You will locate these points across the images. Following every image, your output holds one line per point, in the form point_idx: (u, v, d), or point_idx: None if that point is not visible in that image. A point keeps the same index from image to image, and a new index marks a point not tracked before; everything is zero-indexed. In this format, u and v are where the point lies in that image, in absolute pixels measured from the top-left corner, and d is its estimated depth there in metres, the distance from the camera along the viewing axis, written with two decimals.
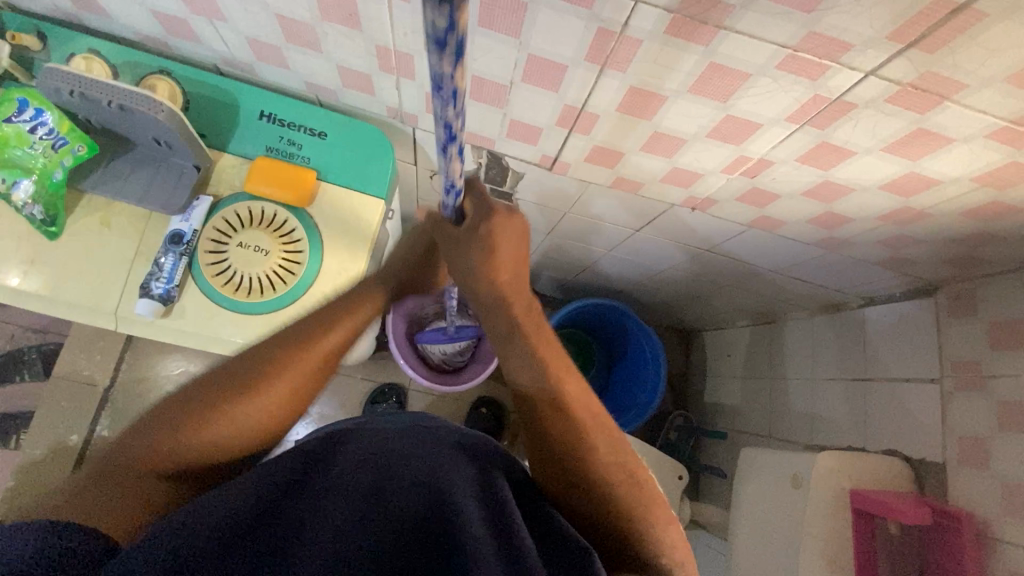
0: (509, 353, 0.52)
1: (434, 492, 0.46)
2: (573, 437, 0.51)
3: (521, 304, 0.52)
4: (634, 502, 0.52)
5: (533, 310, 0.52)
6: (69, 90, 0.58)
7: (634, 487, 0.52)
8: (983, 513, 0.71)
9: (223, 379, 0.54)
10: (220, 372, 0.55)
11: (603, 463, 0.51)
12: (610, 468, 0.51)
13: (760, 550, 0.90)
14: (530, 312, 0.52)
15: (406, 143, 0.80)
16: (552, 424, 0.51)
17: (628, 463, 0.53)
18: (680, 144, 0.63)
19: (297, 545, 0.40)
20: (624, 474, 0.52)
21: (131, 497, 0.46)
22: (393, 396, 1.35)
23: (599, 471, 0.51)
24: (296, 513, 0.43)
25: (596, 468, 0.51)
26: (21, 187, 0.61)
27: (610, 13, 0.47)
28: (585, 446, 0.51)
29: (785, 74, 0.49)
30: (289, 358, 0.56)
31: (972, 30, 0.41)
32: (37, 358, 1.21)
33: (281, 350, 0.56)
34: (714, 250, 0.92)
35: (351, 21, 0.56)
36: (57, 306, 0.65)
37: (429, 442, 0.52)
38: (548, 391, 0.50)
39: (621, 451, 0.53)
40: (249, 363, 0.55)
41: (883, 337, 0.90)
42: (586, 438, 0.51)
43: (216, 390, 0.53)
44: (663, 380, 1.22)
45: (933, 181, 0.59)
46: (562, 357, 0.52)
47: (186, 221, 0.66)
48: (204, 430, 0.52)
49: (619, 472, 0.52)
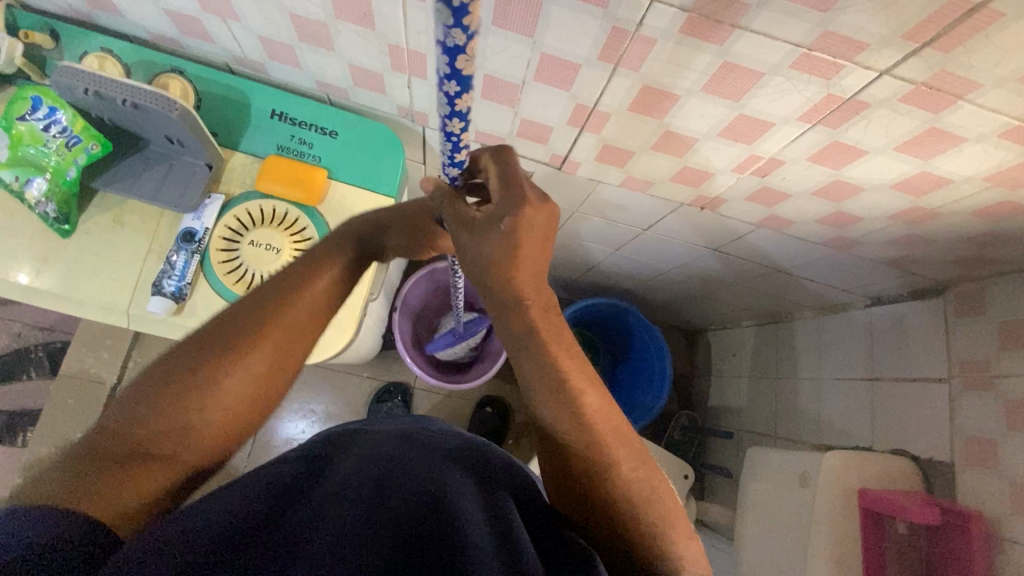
0: (526, 364, 0.49)
1: (435, 498, 0.45)
2: (590, 451, 0.49)
3: (539, 303, 0.49)
4: (657, 513, 0.50)
5: (552, 311, 0.50)
6: (84, 88, 0.58)
7: (657, 499, 0.50)
8: (993, 513, 0.71)
9: (200, 347, 0.49)
10: (191, 341, 0.50)
11: (624, 477, 0.49)
12: (633, 481, 0.50)
13: (767, 550, 0.90)
14: (548, 308, 0.49)
15: (415, 142, 0.81)
16: (571, 437, 0.50)
17: (653, 476, 0.51)
18: (692, 143, 0.63)
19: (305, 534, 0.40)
20: (647, 486, 0.50)
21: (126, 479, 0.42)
22: (398, 395, 1.35)
23: (619, 484, 0.49)
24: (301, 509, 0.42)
25: (618, 481, 0.49)
26: (35, 184, 0.61)
27: (625, 12, 0.47)
28: (604, 459, 0.49)
29: (798, 73, 0.49)
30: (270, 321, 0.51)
31: (988, 29, 0.41)
32: (45, 355, 1.22)
33: (267, 313, 0.51)
34: (722, 249, 0.92)
35: (364, 20, 0.56)
36: (69, 304, 0.65)
37: (426, 450, 0.52)
38: (565, 395, 0.48)
39: (642, 463, 0.51)
40: (228, 329, 0.50)
41: (890, 336, 0.90)
42: (608, 452, 0.49)
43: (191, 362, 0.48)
44: (669, 379, 1.22)
45: (945, 180, 0.59)
46: (583, 367, 0.50)
47: (197, 219, 0.67)
48: (191, 397, 0.47)
49: (642, 485, 0.50)
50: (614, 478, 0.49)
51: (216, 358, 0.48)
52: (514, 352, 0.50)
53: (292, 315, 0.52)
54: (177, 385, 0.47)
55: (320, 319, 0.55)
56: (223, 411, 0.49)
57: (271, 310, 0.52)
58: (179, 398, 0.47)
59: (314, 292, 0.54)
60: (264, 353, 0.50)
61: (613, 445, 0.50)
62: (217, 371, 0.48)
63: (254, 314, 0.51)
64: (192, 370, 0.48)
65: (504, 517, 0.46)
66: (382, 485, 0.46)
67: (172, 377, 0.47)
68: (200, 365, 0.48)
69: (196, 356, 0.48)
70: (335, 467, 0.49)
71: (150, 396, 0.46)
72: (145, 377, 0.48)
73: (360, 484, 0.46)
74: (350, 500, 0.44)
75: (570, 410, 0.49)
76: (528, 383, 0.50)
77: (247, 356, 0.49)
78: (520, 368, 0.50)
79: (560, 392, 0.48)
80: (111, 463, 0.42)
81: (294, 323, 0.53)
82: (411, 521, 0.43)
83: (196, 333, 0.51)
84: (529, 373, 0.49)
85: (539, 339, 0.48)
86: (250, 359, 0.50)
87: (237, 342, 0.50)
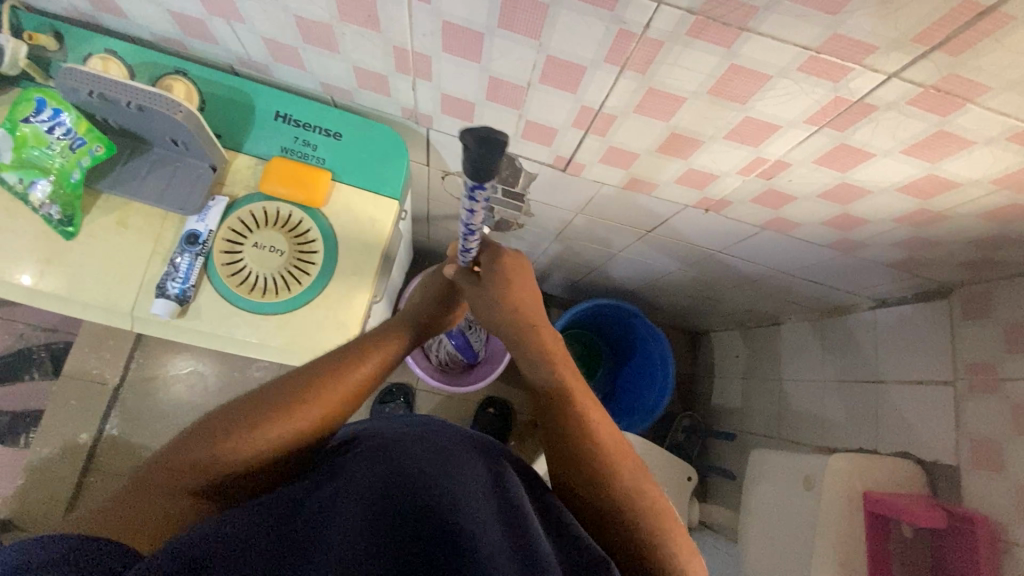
0: (535, 371, 0.57)
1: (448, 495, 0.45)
2: (591, 453, 0.53)
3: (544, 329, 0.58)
4: (658, 525, 0.51)
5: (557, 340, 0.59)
6: (88, 90, 0.58)
7: (658, 513, 0.52)
8: (998, 517, 0.71)
9: (260, 402, 0.52)
10: (254, 395, 0.53)
11: (624, 484, 0.52)
12: (633, 489, 0.52)
13: (770, 552, 0.90)
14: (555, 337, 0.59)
15: (419, 144, 0.80)
16: (573, 442, 0.54)
17: (649, 489, 0.53)
18: (698, 145, 0.63)
19: (318, 541, 0.40)
20: (646, 498, 0.52)
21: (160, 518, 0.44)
22: (401, 396, 1.35)
23: (621, 490, 0.52)
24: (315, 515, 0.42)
25: (619, 486, 0.52)
26: (38, 187, 0.61)
27: (632, 15, 0.46)
28: (606, 462, 0.53)
29: (806, 75, 0.49)
30: (323, 380, 0.54)
31: (998, 32, 0.41)
32: (48, 356, 1.22)
33: (323, 376, 0.54)
34: (726, 251, 0.92)
35: (370, 22, 0.56)
36: (71, 306, 0.65)
37: (439, 446, 0.51)
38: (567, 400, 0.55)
39: (639, 476, 0.53)
40: (286, 385, 0.53)
41: (895, 337, 0.90)
42: (609, 457, 0.53)
43: (245, 416, 0.51)
44: (672, 381, 1.22)
45: (952, 183, 0.59)
46: (582, 385, 0.57)
47: (201, 221, 0.66)
48: (236, 450, 0.49)
49: (643, 495, 0.52)
50: (614, 482, 0.52)
51: (270, 413, 0.51)
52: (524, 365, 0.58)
53: (344, 385, 0.55)
54: (229, 434, 0.49)
55: (364, 393, 0.57)
56: (260, 465, 0.50)
57: (325, 376, 0.54)
58: (224, 446, 0.49)
59: (366, 366, 0.57)
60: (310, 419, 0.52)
61: (614, 452, 0.54)
62: (268, 427, 0.50)
63: (309, 375, 0.54)
64: (249, 421, 0.50)
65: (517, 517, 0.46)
66: (394, 482, 0.46)
67: (227, 426, 0.50)
68: (254, 418, 0.50)
69: (253, 410, 0.51)
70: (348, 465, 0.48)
71: (200, 445, 0.49)
72: (204, 421, 0.51)
73: (373, 485, 0.45)
74: (364, 504, 0.43)
75: (571, 413, 0.54)
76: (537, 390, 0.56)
77: (298, 415, 0.51)
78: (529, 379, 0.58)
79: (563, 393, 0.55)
80: (151, 498, 0.44)
81: (344, 392, 0.55)
82: (426, 519, 0.43)
83: (257, 389, 0.54)
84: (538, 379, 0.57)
85: (544, 352, 0.57)
86: (299, 418, 0.52)
87: (292, 399, 0.52)
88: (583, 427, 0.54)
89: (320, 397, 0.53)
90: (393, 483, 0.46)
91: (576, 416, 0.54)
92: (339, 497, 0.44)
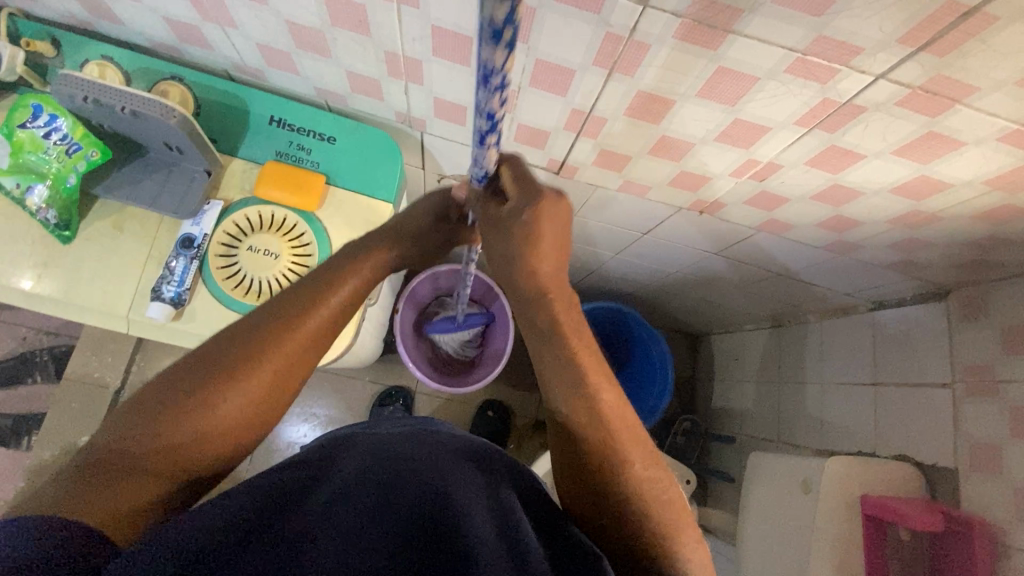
0: (546, 363, 0.52)
1: (442, 495, 0.45)
2: (603, 444, 0.51)
3: (562, 299, 0.52)
4: (665, 519, 0.50)
5: (573, 309, 0.53)
6: (83, 96, 0.59)
7: (666, 504, 0.50)
8: (995, 520, 0.71)
9: (207, 364, 0.50)
10: (201, 355, 0.51)
11: (635, 475, 0.50)
12: (644, 481, 0.51)
13: (768, 556, 0.89)
14: (568, 308, 0.52)
15: (413, 147, 0.81)
16: (584, 429, 0.51)
17: (663, 478, 0.52)
18: (689, 148, 0.63)
19: (310, 543, 0.39)
20: (658, 489, 0.51)
21: (115, 493, 0.43)
22: (400, 399, 1.35)
23: (630, 484, 0.50)
24: (308, 514, 0.42)
25: (630, 478, 0.50)
26: (35, 191, 0.62)
27: (618, 18, 0.47)
28: (615, 457, 0.51)
29: (793, 77, 0.49)
30: (274, 336, 0.51)
31: (983, 32, 0.41)
32: (50, 359, 1.23)
33: (273, 331, 0.52)
34: (722, 253, 0.92)
35: (360, 27, 0.56)
36: (69, 309, 0.65)
37: (434, 449, 0.51)
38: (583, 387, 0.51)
39: (652, 465, 0.52)
40: (234, 344, 0.51)
41: (894, 340, 0.89)
42: (619, 449, 0.51)
43: (192, 382, 0.49)
44: (671, 383, 1.23)
45: (944, 184, 0.58)
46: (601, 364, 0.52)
47: (197, 225, 0.67)
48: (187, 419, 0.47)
49: (653, 487, 0.51)
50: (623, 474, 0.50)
51: (220, 376, 0.49)
52: (537, 345, 0.53)
53: (295, 336, 0.52)
54: (181, 402, 0.47)
55: (322, 343, 0.55)
56: (222, 427, 0.49)
57: (273, 330, 0.52)
58: (179, 415, 0.47)
59: (318, 316, 0.54)
60: (266, 378, 0.51)
61: (626, 444, 0.51)
62: (220, 391, 0.49)
63: (255, 333, 0.51)
64: (196, 389, 0.48)
65: (510, 515, 0.45)
66: (389, 483, 0.45)
67: (177, 393, 0.48)
68: (202, 384, 0.49)
69: (202, 372, 0.49)
70: (344, 464, 0.48)
71: (148, 418, 0.47)
72: (150, 389, 0.49)
73: (367, 485, 0.45)
74: (357, 505, 0.43)
75: (585, 401, 0.51)
76: (549, 374, 0.52)
77: (251, 374, 0.50)
78: (541, 366, 0.53)
79: (575, 383, 0.51)
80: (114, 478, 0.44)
81: (298, 346, 0.52)
82: (418, 522, 0.43)
83: (203, 349, 0.52)
84: (551, 372, 0.52)
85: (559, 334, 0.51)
86: (254, 375, 0.50)
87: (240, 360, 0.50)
88: (592, 417, 0.51)
89: (269, 355, 0.51)
90: (387, 483, 0.46)
91: (587, 409, 0.51)
92: (333, 496, 0.44)
